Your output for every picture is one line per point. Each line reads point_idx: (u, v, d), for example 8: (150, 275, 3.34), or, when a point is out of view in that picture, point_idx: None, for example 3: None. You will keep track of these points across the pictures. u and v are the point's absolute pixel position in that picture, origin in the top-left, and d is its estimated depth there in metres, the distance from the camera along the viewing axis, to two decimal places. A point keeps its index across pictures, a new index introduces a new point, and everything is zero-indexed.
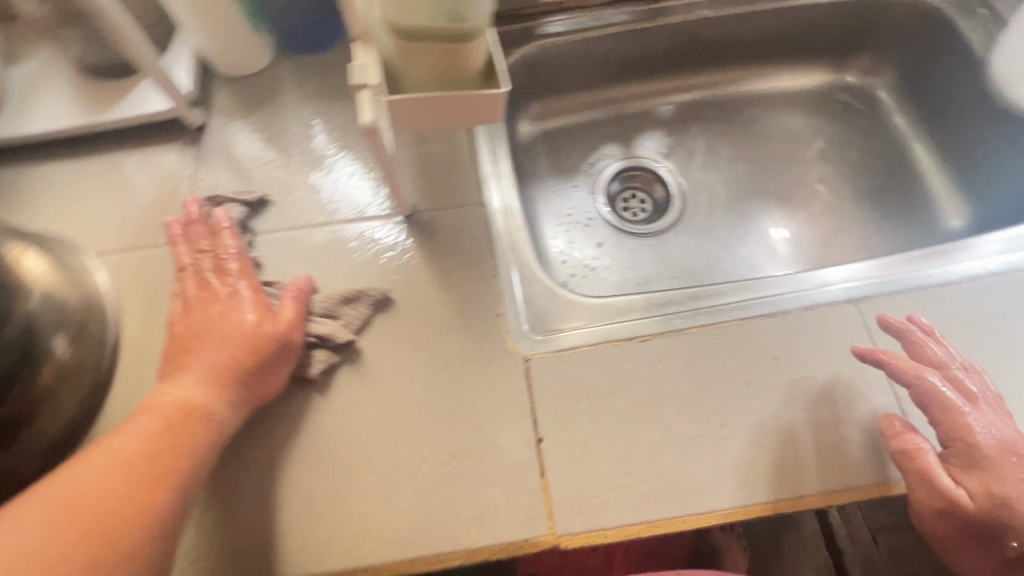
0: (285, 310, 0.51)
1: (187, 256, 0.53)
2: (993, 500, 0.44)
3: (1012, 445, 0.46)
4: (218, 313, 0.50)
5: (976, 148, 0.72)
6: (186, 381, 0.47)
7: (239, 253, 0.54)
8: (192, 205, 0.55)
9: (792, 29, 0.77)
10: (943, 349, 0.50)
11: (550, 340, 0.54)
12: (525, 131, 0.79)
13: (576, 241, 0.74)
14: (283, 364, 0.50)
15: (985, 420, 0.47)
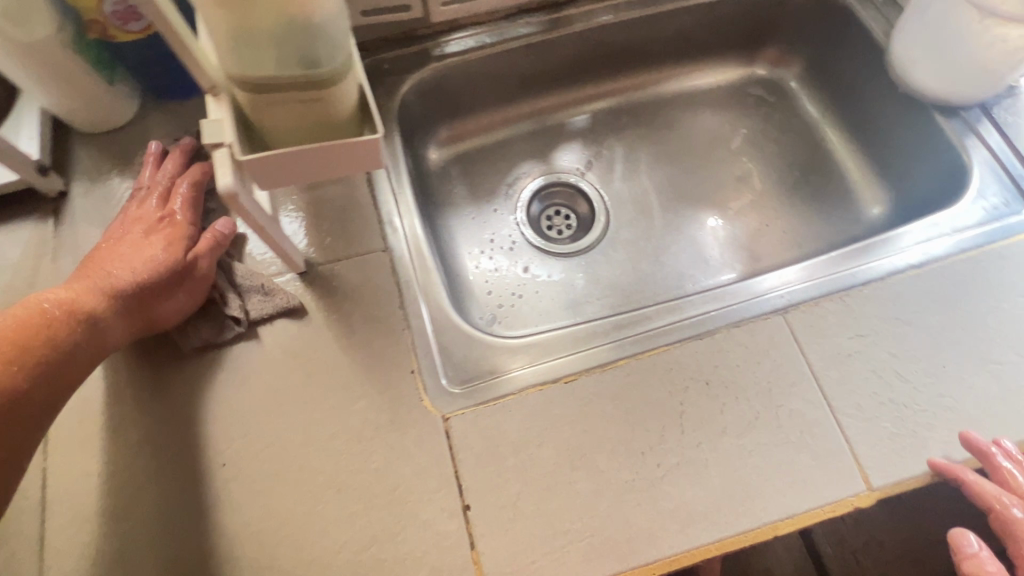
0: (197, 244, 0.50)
1: (150, 177, 0.54)
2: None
3: None
4: (135, 236, 0.49)
5: (884, 133, 0.71)
6: (83, 279, 0.46)
7: (194, 188, 0.53)
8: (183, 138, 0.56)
9: (696, 28, 0.75)
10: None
11: (469, 393, 0.50)
12: (434, 157, 0.74)
13: (501, 269, 0.70)
14: (183, 292, 0.49)
15: None
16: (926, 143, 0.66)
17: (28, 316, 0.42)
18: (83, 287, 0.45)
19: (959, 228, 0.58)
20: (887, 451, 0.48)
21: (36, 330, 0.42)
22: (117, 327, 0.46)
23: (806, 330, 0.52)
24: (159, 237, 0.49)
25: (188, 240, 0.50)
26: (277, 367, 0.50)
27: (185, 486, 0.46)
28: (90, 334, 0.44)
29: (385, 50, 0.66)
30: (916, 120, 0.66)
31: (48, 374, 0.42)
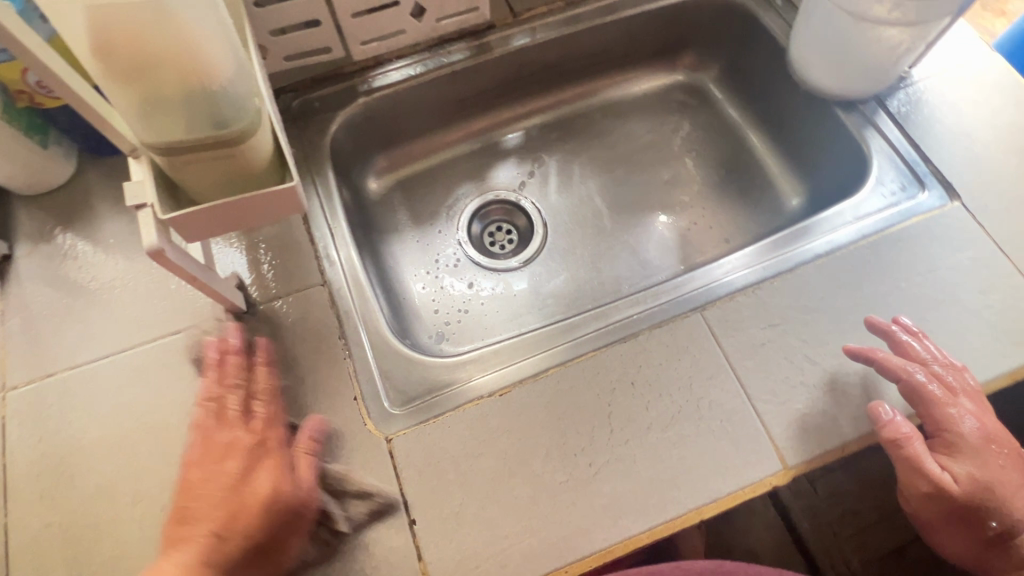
0: (300, 472, 0.47)
1: (211, 390, 0.48)
2: (974, 484, 0.49)
3: (991, 435, 0.51)
4: (233, 479, 0.45)
5: (796, 130, 0.75)
6: (190, 551, 0.42)
7: (269, 395, 0.49)
8: (232, 334, 0.50)
9: (614, 44, 0.79)
10: (922, 345, 0.53)
11: (409, 413, 0.53)
12: (375, 187, 0.77)
13: (445, 287, 0.73)
14: (296, 533, 0.46)
15: (969, 413, 0.51)
16: (833, 137, 0.70)
17: None
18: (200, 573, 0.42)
19: (860, 215, 0.62)
20: (799, 431, 0.52)
21: None
22: None
23: (722, 324, 0.56)
24: (260, 474, 0.46)
25: (292, 469, 0.47)
26: None
27: (144, 528, 0.49)
28: None
29: (313, 90, 0.69)
30: (820, 115, 0.71)
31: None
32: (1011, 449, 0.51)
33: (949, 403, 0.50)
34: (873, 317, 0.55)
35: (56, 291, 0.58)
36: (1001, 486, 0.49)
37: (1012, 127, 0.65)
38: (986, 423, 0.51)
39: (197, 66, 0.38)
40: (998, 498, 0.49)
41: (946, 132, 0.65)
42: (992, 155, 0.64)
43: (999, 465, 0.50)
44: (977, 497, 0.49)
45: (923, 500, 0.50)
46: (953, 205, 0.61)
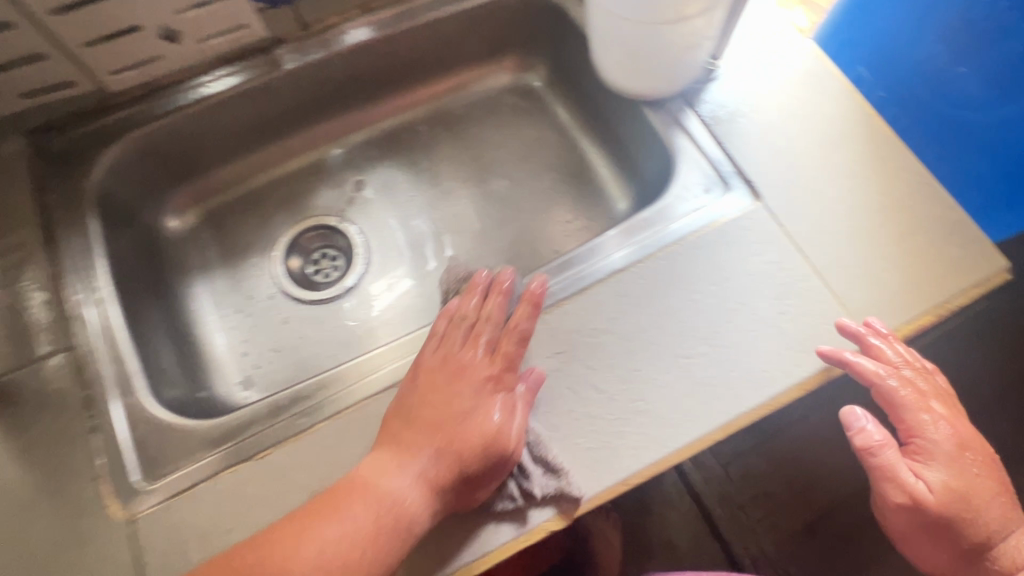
0: (515, 414, 0.49)
1: (474, 310, 0.54)
2: (950, 494, 0.49)
3: (964, 442, 0.50)
4: (464, 404, 0.49)
5: (617, 129, 0.72)
6: (414, 464, 0.46)
7: (523, 335, 0.52)
8: (506, 274, 0.55)
9: (427, 49, 0.74)
10: (892, 348, 0.51)
11: (160, 487, 0.48)
12: (176, 224, 0.71)
13: (259, 327, 0.68)
14: (496, 477, 0.47)
15: (940, 422, 0.50)
16: (648, 138, 0.67)
17: (361, 537, 0.43)
18: (409, 472, 0.46)
19: (664, 224, 0.59)
20: (580, 468, 0.49)
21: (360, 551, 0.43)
22: (432, 518, 0.45)
23: None
24: (492, 408, 0.49)
25: (513, 413, 0.49)
26: None
27: None
28: (402, 541, 0.44)
29: (74, 128, 0.62)
30: (634, 115, 0.68)
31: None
32: (988, 456, 0.52)
33: (920, 408, 0.50)
34: (848, 321, 0.52)
35: None
36: (975, 493, 0.50)
37: (816, 115, 0.63)
38: (960, 428, 0.51)
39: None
40: (972, 507, 0.50)
41: (751, 127, 0.63)
42: (798, 149, 0.61)
43: (972, 474, 0.50)
44: (952, 506, 0.49)
45: (898, 509, 0.50)
46: (756, 205, 0.59)
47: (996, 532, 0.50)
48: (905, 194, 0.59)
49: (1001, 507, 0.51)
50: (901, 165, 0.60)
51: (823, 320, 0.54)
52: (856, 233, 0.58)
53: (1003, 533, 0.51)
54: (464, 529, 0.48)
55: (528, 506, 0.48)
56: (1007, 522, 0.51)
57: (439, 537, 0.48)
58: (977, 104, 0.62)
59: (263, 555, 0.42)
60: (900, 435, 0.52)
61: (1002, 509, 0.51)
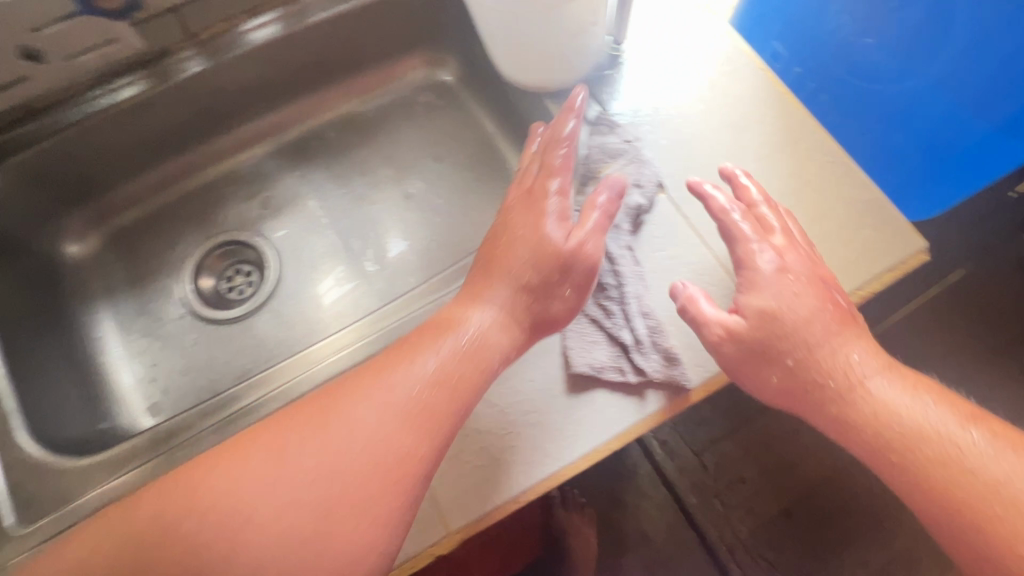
0: (590, 221, 0.49)
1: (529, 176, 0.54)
2: (766, 318, 0.45)
3: (794, 264, 0.47)
4: (523, 226, 0.50)
5: (528, 124, 0.69)
6: (482, 300, 0.48)
7: (569, 137, 0.53)
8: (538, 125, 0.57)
9: (331, 50, 0.71)
10: (740, 186, 0.51)
11: (37, 530, 0.47)
12: (76, 251, 0.68)
13: (166, 351, 0.66)
14: (570, 288, 0.49)
15: (770, 249, 0.48)
16: None
17: (441, 377, 0.44)
18: (481, 320, 0.47)
19: None
20: (465, 491, 0.47)
21: (447, 383, 0.44)
22: (506, 351, 0.47)
23: None
24: (543, 217, 0.50)
25: (572, 224, 0.50)
26: None
27: None
28: (483, 376, 0.46)
29: None
30: (539, 109, 0.65)
31: (409, 416, 0.43)
32: (837, 291, 0.47)
33: (751, 246, 0.48)
34: (694, 179, 0.51)
35: None
36: (804, 319, 0.45)
37: (723, 98, 0.60)
38: (793, 260, 0.47)
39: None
40: (805, 335, 0.45)
41: (657, 113, 0.59)
42: (704, 134, 0.58)
43: (795, 295, 0.46)
44: (772, 334, 0.45)
45: (729, 352, 0.46)
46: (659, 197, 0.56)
47: (830, 355, 0.44)
48: (817, 178, 0.56)
49: (847, 335, 0.45)
50: (813, 147, 0.57)
51: None
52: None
53: (847, 357, 0.44)
54: (591, 404, 0.49)
55: (644, 385, 0.49)
56: (848, 345, 0.45)
57: (529, 430, 0.49)
58: (891, 75, 0.59)
59: (336, 404, 0.44)
60: (739, 285, 0.48)
61: (848, 335, 0.45)
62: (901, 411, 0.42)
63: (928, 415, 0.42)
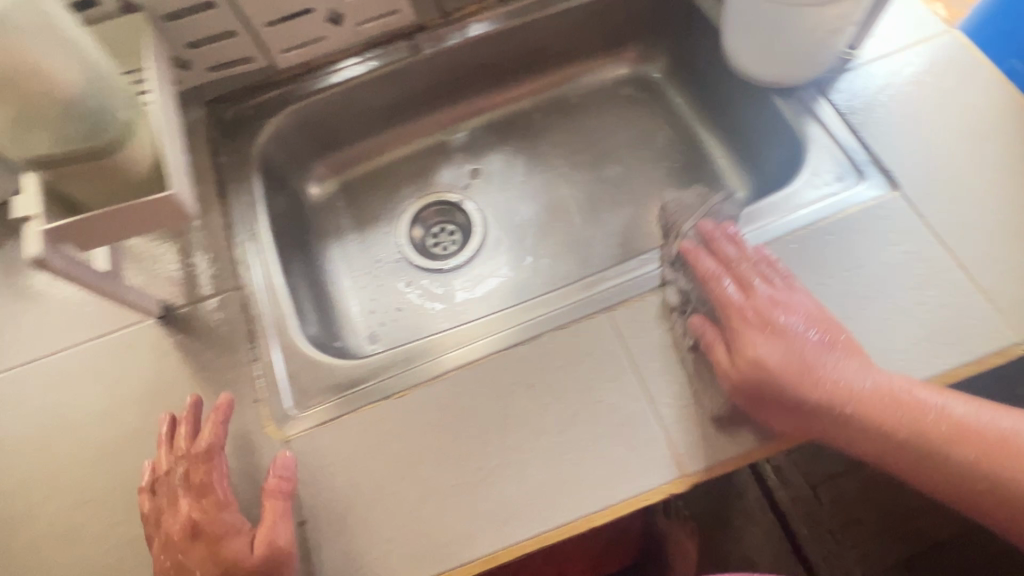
0: (264, 519, 0.47)
1: (167, 453, 0.50)
2: (757, 365, 0.48)
3: (766, 309, 0.50)
4: (220, 508, 0.47)
5: (737, 122, 0.73)
6: None
7: (215, 449, 0.49)
8: (193, 400, 0.52)
9: (557, 38, 0.77)
10: (729, 243, 0.55)
11: (311, 415, 0.54)
12: (316, 192, 0.78)
13: (385, 290, 0.74)
14: None
15: (755, 298, 0.51)
16: (774, 126, 0.67)
17: None
18: None
19: (791, 210, 0.59)
20: (701, 441, 0.49)
21: None
22: None
23: (629, 325, 0.54)
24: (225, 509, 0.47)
25: (257, 541, 0.46)
26: (139, 411, 0.54)
27: (58, 528, 0.51)
28: None
29: (244, 101, 0.70)
30: (760, 106, 0.68)
31: None
32: (806, 311, 0.50)
33: (738, 303, 0.51)
34: (685, 244, 0.56)
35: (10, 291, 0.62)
36: (789, 364, 0.47)
37: (964, 107, 0.60)
38: (758, 304, 0.50)
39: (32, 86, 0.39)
40: (793, 376, 0.47)
41: (890, 117, 0.61)
42: (941, 140, 0.59)
43: (766, 339, 0.48)
44: (766, 375, 0.47)
45: (739, 391, 0.49)
46: (894, 195, 0.57)
47: (814, 384, 0.47)
48: None
49: (821, 357, 0.47)
50: None
51: (969, 314, 0.52)
52: (1005, 228, 0.55)
53: (836, 378, 0.47)
54: None
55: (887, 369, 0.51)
56: (825, 364, 0.47)
57: None
58: None
59: None
60: (727, 339, 0.51)
61: (824, 358, 0.47)
62: (886, 418, 0.45)
63: (903, 409, 0.45)
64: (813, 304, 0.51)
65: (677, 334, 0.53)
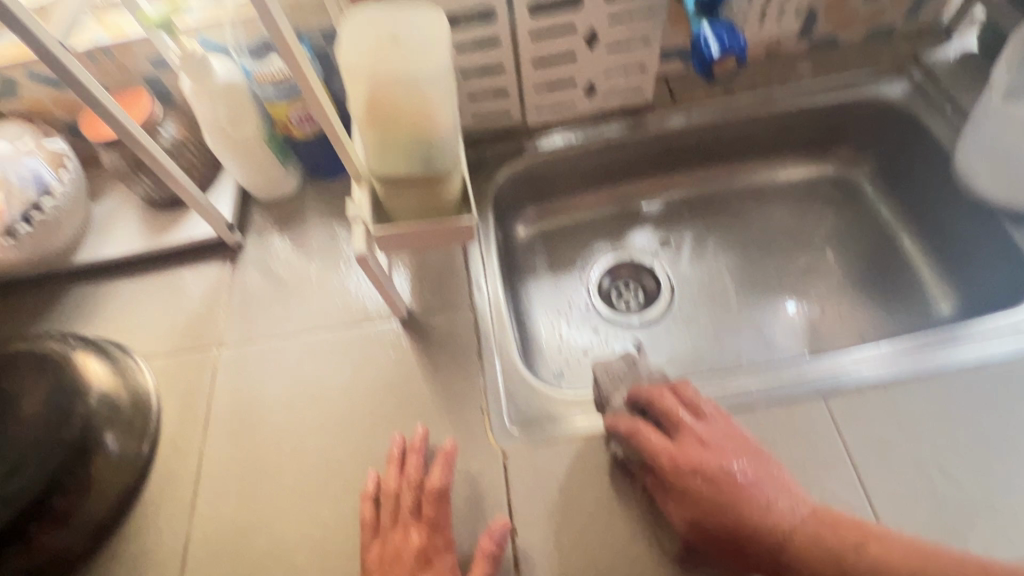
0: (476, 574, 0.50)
1: (394, 480, 0.55)
2: (699, 526, 0.49)
3: (691, 461, 0.50)
4: (440, 547, 0.51)
5: (950, 237, 0.75)
6: None
7: (443, 491, 0.53)
8: (421, 434, 0.57)
9: (772, 133, 0.83)
10: (651, 392, 0.55)
11: (529, 433, 0.58)
12: (522, 234, 0.85)
13: (574, 334, 0.79)
14: None
15: (683, 448, 0.51)
16: (999, 249, 0.68)
17: None
18: None
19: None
20: None
21: None
22: None
23: (844, 414, 0.56)
24: (444, 548, 0.51)
25: None
26: (377, 398, 0.62)
27: (300, 484, 0.58)
28: None
29: (487, 146, 0.79)
30: (988, 228, 0.69)
31: None
32: (736, 448, 0.51)
33: (669, 453, 0.51)
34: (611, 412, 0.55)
35: (276, 272, 0.73)
36: (725, 524, 0.48)
37: None
38: (689, 447, 0.51)
39: (426, 118, 0.47)
40: (730, 523, 0.48)
41: None
42: None
43: (700, 494, 0.49)
44: (714, 535, 0.49)
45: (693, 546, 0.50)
46: None
47: (754, 541, 0.47)
48: None
49: (750, 502, 0.48)
50: None
51: None
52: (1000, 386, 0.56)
53: (770, 531, 0.47)
54: None
55: None
56: (760, 517, 0.48)
57: (991, 514, 0.51)
58: None
59: None
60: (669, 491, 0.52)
61: (754, 502, 0.48)
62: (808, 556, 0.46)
63: (829, 552, 0.46)
64: (741, 440, 0.52)
65: (631, 485, 0.55)
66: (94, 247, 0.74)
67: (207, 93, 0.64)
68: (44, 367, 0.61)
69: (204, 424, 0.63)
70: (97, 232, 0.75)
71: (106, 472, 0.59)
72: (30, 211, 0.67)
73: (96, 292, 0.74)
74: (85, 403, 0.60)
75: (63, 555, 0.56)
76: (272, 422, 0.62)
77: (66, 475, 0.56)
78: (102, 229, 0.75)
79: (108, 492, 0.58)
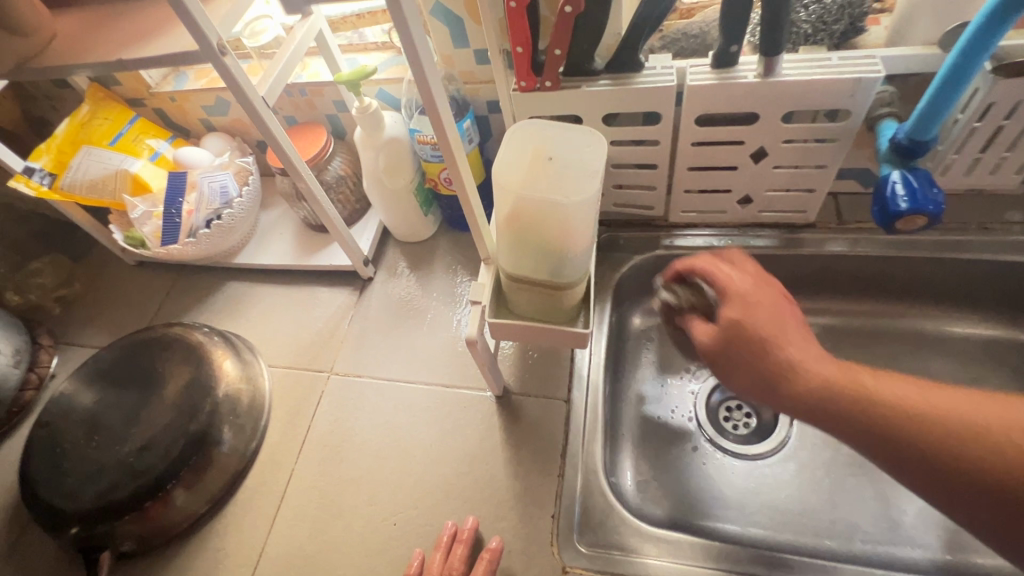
0: None
1: (437, 567, 0.56)
2: (728, 326, 0.41)
3: (742, 280, 0.43)
4: None
5: None
6: None
7: None
8: (470, 523, 0.58)
9: (956, 281, 0.71)
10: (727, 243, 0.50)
11: (595, 556, 0.54)
12: (637, 322, 0.78)
13: (668, 447, 0.69)
14: None
15: (739, 269, 0.45)
16: None
17: None
18: None
19: None
20: None
21: None
22: None
23: None
24: None
25: None
26: (455, 470, 0.63)
27: (364, 535, 0.61)
28: None
29: (621, 231, 0.77)
30: None
31: None
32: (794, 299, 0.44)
33: (720, 274, 0.45)
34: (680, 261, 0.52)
35: (394, 311, 0.77)
36: (761, 325, 0.40)
37: None
38: (753, 272, 0.45)
39: (581, 241, 0.47)
40: (754, 338, 0.40)
41: None
42: None
43: (740, 302, 0.42)
44: (735, 339, 0.41)
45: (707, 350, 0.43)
46: None
47: (782, 351, 0.39)
48: None
49: (799, 325, 0.40)
50: None
51: None
52: None
53: (803, 350, 0.39)
54: None
55: None
56: (798, 335, 0.40)
57: None
58: None
59: None
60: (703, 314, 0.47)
61: (800, 329, 0.40)
62: (816, 378, 0.38)
63: (871, 387, 0.37)
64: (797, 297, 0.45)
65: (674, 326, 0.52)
66: (251, 253, 0.83)
67: (374, 145, 0.69)
68: (191, 358, 0.70)
69: (299, 444, 0.68)
70: (258, 240, 0.84)
71: (213, 469, 0.65)
72: (212, 218, 0.76)
73: (246, 292, 0.83)
74: (213, 397, 0.67)
75: (163, 532, 0.63)
76: (356, 464, 0.65)
77: (183, 464, 0.63)
78: (263, 238, 0.84)
79: (210, 486, 0.65)
